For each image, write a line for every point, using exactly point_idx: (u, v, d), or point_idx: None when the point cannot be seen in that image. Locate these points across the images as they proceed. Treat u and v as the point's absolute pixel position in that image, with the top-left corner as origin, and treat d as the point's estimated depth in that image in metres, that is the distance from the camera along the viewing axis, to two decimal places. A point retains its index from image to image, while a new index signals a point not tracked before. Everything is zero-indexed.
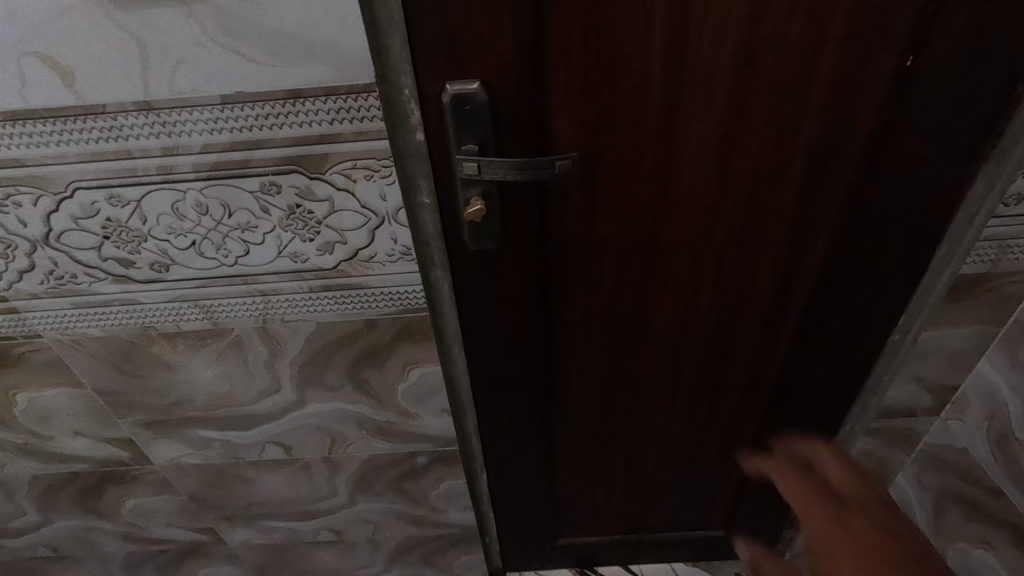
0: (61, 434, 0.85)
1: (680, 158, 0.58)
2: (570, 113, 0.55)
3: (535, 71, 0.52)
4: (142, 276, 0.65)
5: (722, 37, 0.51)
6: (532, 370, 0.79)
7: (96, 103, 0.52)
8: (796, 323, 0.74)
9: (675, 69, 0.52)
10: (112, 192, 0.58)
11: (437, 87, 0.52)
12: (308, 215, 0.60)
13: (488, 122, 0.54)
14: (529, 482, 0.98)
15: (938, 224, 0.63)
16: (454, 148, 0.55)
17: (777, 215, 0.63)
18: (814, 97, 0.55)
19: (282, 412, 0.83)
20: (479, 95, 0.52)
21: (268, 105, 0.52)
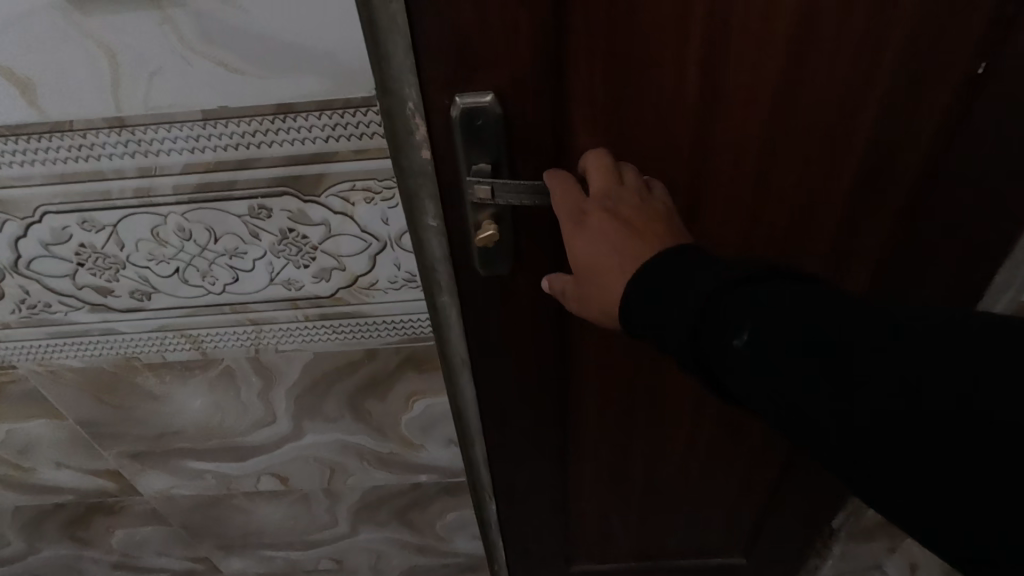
0: (44, 464, 0.80)
1: (714, 172, 0.52)
2: (593, 125, 0.48)
3: (555, 81, 0.45)
4: (121, 305, 0.60)
5: (769, 37, 0.44)
6: (547, 403, 0.72)
7: (63, 119, 0.46)
8: None
9: (713, 73, 0.46)
10: (84, 216, 0.52)
11: (444, 100, 0.44)
12: (302, 240, 0.54)
13: (503, 139, 0.46)
14: (541, 518, 0.92)
15: (1003, 249, 0.57)
16: (464, 169, 0.47)
17: (819, 234, 0.57)
18: (870, 104, 0.48)
19: (277, 443, 0.77)
20: (493, 109, 0.45)
21: (255, 121, 0.46)
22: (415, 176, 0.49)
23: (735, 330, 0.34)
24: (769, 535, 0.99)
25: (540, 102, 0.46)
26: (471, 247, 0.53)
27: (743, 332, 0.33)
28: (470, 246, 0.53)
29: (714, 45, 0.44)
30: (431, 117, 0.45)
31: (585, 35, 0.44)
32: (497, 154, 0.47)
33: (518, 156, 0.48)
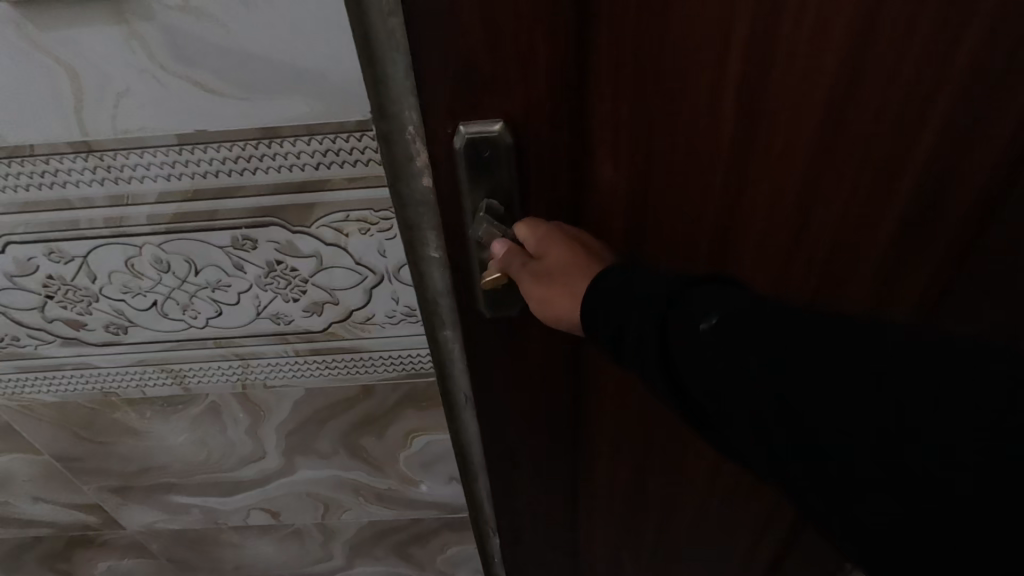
0: (21, 498, 0.75)
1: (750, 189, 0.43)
2: (612, 138, 0.41)
3: (576, 109, 0.39)
4: (96, 339, 0.55)
5: (827, 36, 0.36)
6: (557, 446, 0.67)
7: (23, 143, 0.41)
8: None
9: (758, 73, 0.37)
10: (52, 246, 0.47)
11: (447, 128, 0.38)
12: (291, 272, 0.49)
13: (514, 170, 0.41)
14: (549, 560, 0.86)
15: None
16: (470, 207, 0.42)
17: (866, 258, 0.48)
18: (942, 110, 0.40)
19: (268, 479, 0.73)
20: (503, 140, 0.39)
21: (237, 146, 0.42)
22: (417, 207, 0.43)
23: (696, 317, 0.30)
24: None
25: (557, 132, 0.40)
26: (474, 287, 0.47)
27: (705, 319, 0.30)
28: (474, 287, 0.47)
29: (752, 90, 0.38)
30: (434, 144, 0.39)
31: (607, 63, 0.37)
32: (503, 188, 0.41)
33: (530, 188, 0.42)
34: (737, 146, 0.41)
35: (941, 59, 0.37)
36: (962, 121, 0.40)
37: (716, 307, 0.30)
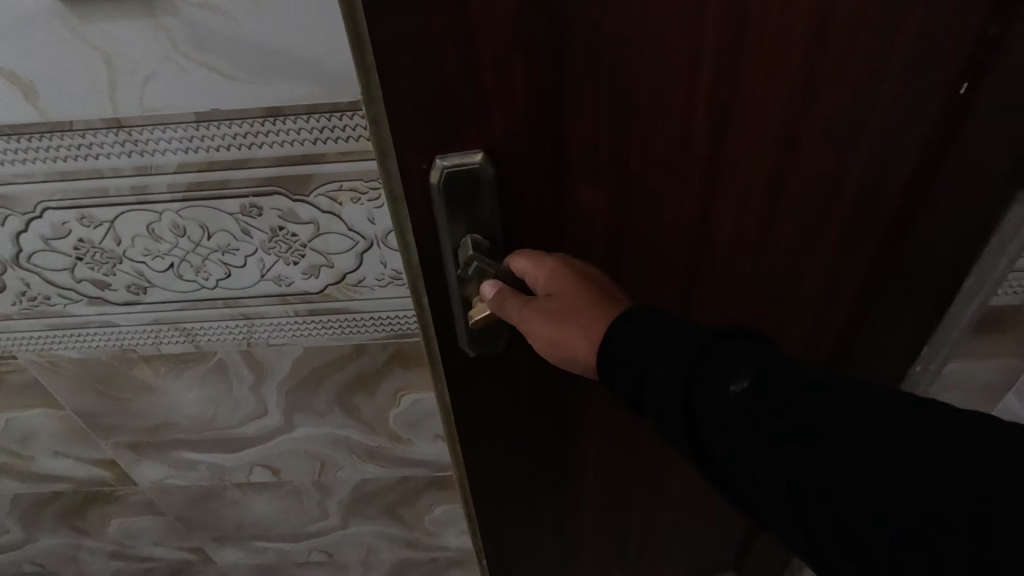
0: (43, 453, 0.82)
1: (724, 172, 0.50)
2: (598, 127, 0.46)
3: (555, 117, 0.45)
4: (118, 299, 0.62)
5: (785, 38, 0.42)
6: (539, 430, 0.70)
7: (63, 120, 0.48)
8: (831, 342, 0.67)
9: (727, 70, 0.43)
10: (84, 212, 0.54)
11: (422, 164, 0.46)
12: (292, 238, 0.56)
13: (492, 185, 0.48)
14: (534, 547, 0.88)
15: (969, 250, 0.58)
16: (444, 226, 0.48)
17: (826, 230, 0.55)
18: (883, 96, 0.46)
19: (269, 435, 0.79)
20: (479, 164, 0.46)
21: (246, 123, 0.49)
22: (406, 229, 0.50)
23: (733, 377, 0.35)
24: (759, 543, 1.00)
25: (547, 124, 0.45)
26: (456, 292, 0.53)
27: (741, 380, 0.35)
28: (457, 292, 0.53)
29: (720, 154, 0.49)
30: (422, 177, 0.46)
31: (587, 120, 0.46)
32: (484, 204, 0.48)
33: (508, 200, 0.50)
34: (713, 135, 0.47)
35: (879, 49, 0.44)
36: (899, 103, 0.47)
37: (746, 369, 0.35)
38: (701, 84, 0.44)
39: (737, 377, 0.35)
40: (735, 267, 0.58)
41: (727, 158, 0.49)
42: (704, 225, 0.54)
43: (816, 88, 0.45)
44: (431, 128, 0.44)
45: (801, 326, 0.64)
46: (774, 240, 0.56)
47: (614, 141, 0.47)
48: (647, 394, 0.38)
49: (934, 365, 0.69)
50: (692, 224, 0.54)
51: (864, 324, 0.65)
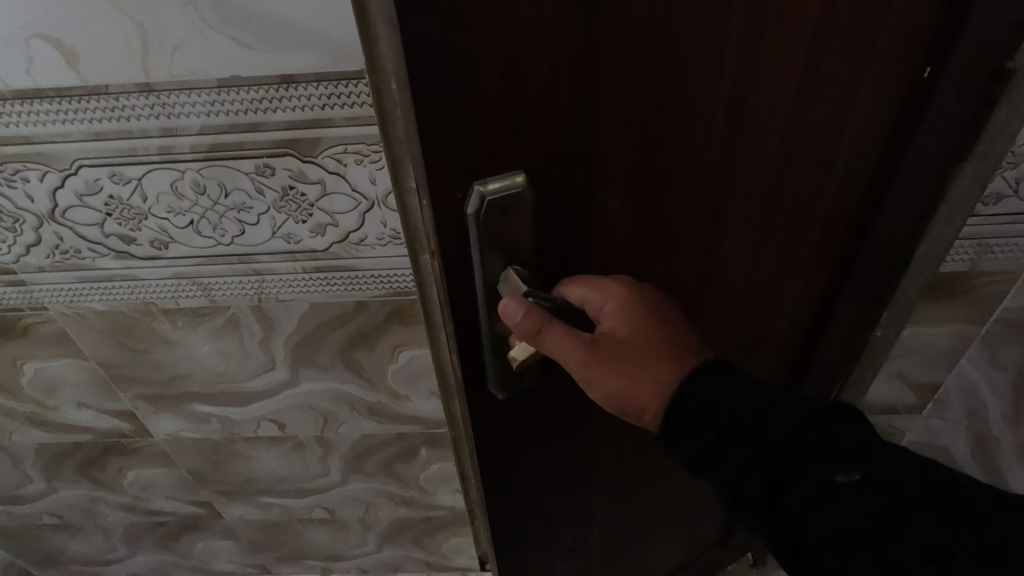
0: (67, 404, 0.89)
1: (738, 169, 0.51)
2: (626, 132, 0.45)
3: (583, 122, 0.43)
4: (142, 253, 0.68)
5: (795, 32, 0.44)
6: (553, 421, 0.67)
7: (100, 84, 0.54)
8: (809, 315, 0.71)
9: (745, 66, 0.44)
10: (114, 170, 0.60)
11: (458, 195, 0.43)
12: (301, 197, 0.62)
13: (529, 205, 0.45)
14: (544, 544, 0.84)
15: (923, 219, 0.63)
16: (479, 248, 0.45)
17: (817, 214, 0.59)
18: (869, 83, 0.50)
19: (276, 390, 0.85)
20: (518, 185, 0.44)
21: (263, 90, 0.54)
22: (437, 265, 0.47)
23: (846, 468, 0.44)
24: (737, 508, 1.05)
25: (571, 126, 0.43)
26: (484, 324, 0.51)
27: (848, 473, 0.44)
28: (486, 324, 0.51)
29: (733, 158, 0.50)
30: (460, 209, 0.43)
31: (614, 137, 0.45)
32: (521, 233, 0.46)
33: (543, 218, 0.48)
34: (731, 135, 0.49)
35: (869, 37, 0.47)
36: (882, 90, 0.51)
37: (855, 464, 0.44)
38: (720, 95, 0.45)
39: (845, 465, 0.44)
40: (739, 272, 0.61)
41: (737, 168, 0.51)
42: (715, 234, 0.56)
43: (811, 98, 0.48)
44: (472, 160, 0.42)
45: (792, 305, 0.68)
46: (771, 247, 0.60)
47: (643, 147, 0.47)
48: (735, 450, 0.48)
49: (891, 329, 0.75)
50: (703, 241, 0.56)
51: (841, 297, 0.69)
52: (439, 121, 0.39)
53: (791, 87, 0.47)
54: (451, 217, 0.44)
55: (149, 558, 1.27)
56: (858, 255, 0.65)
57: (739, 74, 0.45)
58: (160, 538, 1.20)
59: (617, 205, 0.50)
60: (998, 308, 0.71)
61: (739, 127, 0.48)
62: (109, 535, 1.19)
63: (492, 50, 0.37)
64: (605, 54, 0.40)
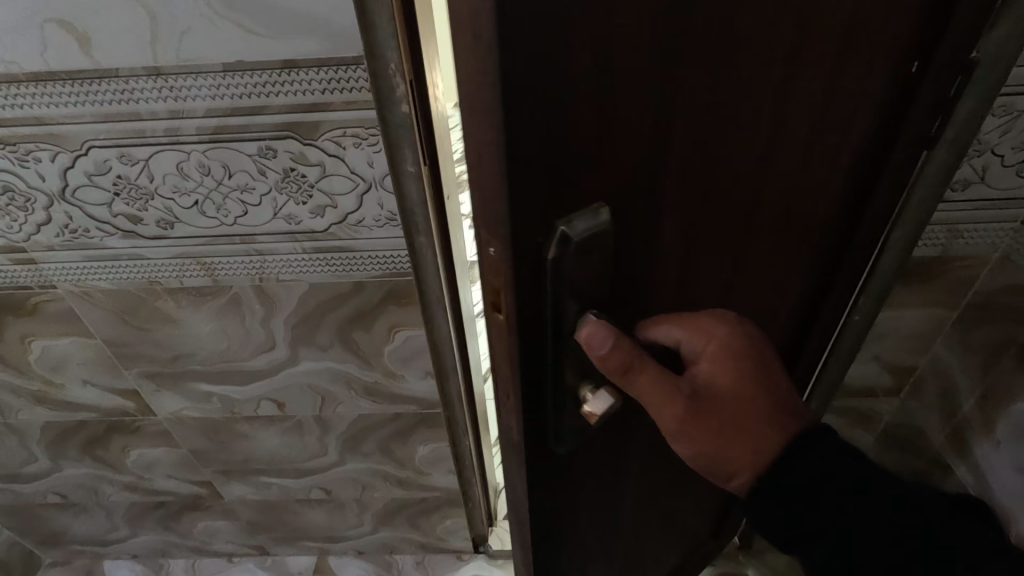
0: (72, 382, 0.92)
1: (774, 161, 0.52)
2: (690, 136, 0.43)
3: (654, 132, 0.41)
4: (148, 233, 0.71)
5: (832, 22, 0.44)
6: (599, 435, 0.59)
7: (111, 67, 0.57)
8: (798, 304, 0.72)
9: (792, 57, 0.44)
10: (123, 151, 0.63)
11: (540, 237, 0.39)
12: (301, 178, 0.65)
13: (609, 236, 0.42)
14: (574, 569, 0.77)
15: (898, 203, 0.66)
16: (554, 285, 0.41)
17: (821, 201, 0.61)
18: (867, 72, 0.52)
19: (276, 370, 0.88)
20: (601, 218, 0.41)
21: (265, 74, 0.57)
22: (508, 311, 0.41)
23: None
24: (726, 495, 1.08)
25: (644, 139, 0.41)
26: (550, 363, 0.46)
27: None
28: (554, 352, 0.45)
29: (770, 151, 0.50)
30: (538, 252, 0.39)
31: (679, 143, 0.43)
32: (595, 271, 0.43)
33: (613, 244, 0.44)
34: (773, 128, 0.49)
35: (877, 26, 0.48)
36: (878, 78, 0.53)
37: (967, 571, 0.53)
38: (769, 90, 0.45)
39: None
40: (760, 265, 0.61)
41: (772, 160, 0.51)
42: (745, 230, 0.56)
43: (833, 87, 0.50)
44: (551, 199, 0.38)
45: (794, 292, 0.70)
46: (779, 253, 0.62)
47: (700, 149, 0.45)
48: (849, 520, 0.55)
49: (868, 314, 0.78)
50: (726, 256, 0.57)
51: (822, 281, 0.72)
52: (532, 151, 0.34)
53: (819, 78, 0.48)
54: (528, 264, 0.39)
55: (150, 538, 1.30)
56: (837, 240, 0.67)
57: (785, 79, 0.46)
58: (161, 517, 1.23)
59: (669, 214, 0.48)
60: (968, 291, 0.75)
61: (770, 140, 0.49)
62: (110, 515, 1.22)
63: (589, 65, 0.34)
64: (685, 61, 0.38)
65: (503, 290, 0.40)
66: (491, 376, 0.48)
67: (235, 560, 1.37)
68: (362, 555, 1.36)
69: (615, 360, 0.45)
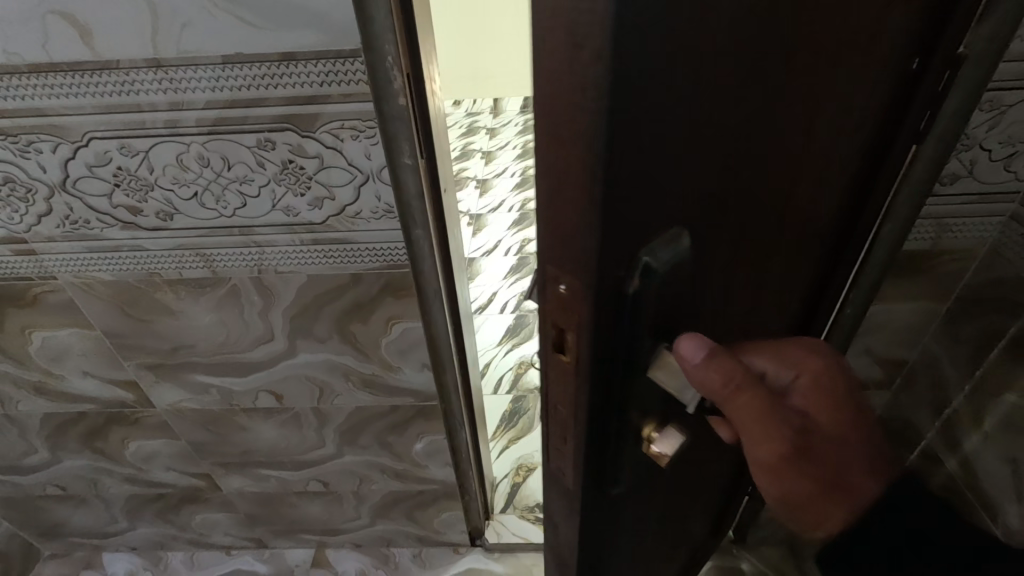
0: (72, 373, 0.92)
1: (805, 169, 0.51)
2: (745, 152, 0.42)
3: (721, 155, 0.40)
4: (148, 224, 0.72)
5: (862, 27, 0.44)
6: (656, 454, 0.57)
7: (112, 59, 0.58)
8: (800, 304, 0.72)
9: (829, 68, 0.44)
10: (123, 142, 0.64)
11: (620, 272, 0.37)
12: (300, 170, 0.66)
13: (683, 259, 0.41)
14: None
15: (893, 201, 0.67)
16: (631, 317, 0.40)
17: (831, 202, 0.61)
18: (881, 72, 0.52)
19: (274, 361, 0.89)
20: (679, 243, 0.40)
21: (264, 66, 0.58)
22: (578, 336, 0.40)
23: None
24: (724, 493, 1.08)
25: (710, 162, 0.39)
26: (621, 384, 0.44)
27: None
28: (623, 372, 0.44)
29: (803, 159, 0.50)
30: (618, 289, 0.38)
31: (735, 161, 0.42)
32: (665, 295, 0.42)
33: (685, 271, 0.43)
34: (808, 137, 0.48)
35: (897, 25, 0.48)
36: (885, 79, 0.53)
37: None
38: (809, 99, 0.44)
39: None
40: (780, 269, 0.61)
41: (805, 168, 0.51)
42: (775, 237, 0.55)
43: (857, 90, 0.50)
44: (635, 235, 0.37)
45: (801, 292, 0.70)
46: (794, 269, 0.63)
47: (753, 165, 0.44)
48: None
49: (859, 307, 0.79)
50: (760, 270, 0.57)
51: (821, 279, 0.72)
52: (621, 186, 0.33)
53: (848, 83, 0.48)
54: (607, 302, 0.38)
55: (149, 530, 1.30)
56: (835, 237, 0.68)
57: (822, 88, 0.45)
58: (159, 509, 1.24)
59: (722, 233, 0.47)
60: (957, 284, 0.76)
61: (806, 149, 0.49)
62: (109, 507, 1.23)
63: (671, 91, 0.32)
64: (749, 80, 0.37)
65: (576, 325, 0.39)
66: (554, 395, 0.46)
67: (233, 553, 1.38)
68: (359, 548, 1.37)
69: (715, 381, 0.45)
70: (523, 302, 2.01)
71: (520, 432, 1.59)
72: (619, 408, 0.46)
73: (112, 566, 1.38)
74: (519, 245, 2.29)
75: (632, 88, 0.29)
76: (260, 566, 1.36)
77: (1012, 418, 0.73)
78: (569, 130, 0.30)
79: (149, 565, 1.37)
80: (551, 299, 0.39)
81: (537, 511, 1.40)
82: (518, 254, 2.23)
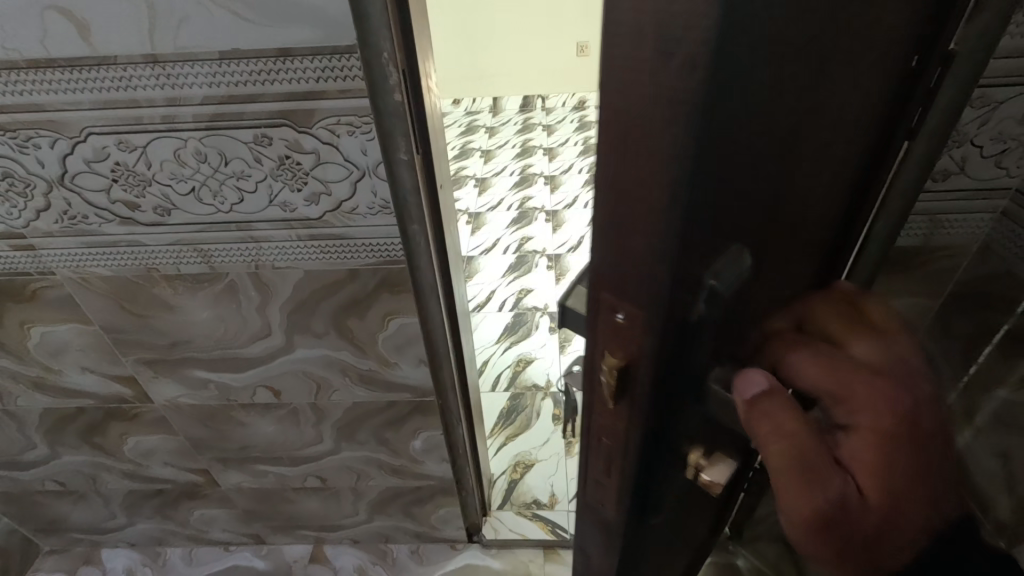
0: (70, 368, 0.93)
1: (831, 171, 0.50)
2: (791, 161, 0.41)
3: (772, 167, 0.39)
4: (146, 219, 0.72)
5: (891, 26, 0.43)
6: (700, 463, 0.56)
7: (109, 54, 0.58)
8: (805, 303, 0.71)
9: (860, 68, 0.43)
10: (121, 138, 0.64)
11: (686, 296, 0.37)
12: (296, 166, 0.66)
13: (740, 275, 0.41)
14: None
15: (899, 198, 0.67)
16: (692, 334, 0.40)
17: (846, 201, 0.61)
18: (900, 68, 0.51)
19: (272, 356, 0.90)
20: (738, 260, 0.40)
21: (260, 62, 0.59)
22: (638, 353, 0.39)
23: None
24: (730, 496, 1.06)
25: (763, 174, 0.38)
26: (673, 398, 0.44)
27: None
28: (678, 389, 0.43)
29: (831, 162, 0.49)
30: (682, 314, 0.37)
31: (781, 171, 0.41)
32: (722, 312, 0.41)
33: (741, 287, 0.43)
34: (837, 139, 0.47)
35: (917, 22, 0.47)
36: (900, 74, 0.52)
37: None
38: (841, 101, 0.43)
39: None
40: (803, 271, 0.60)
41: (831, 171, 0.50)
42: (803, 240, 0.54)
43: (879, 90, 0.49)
44: (701, 260, 0.36)
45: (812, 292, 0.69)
46: (818, 276, 0.64)
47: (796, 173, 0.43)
48: None
49: None
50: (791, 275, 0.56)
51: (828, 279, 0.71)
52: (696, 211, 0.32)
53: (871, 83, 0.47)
54: (670, 334, 0.38)
55: (148, 526, 1.31)
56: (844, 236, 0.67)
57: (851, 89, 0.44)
58: (158, 505, 1.24)
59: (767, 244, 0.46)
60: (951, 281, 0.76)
61: (834, 151, 0.48)
62: (108, 503, 1.24)
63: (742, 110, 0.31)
64: (798, 89, 0.36)
65: (638, 357, 0.40)
66: (603, 405, 0.46)
67: (231, 549, 1.39)
68: (357, 545, 1.37)
69: (769, 433, 0.44)
70: (522, 299, 2.02)
71: (517, 429, 1.60)
72: (670, 428, 0.48)
73: (111, 562, 1.38)
74: (518, 243, 2.29)
75: (716, 116, 0.28)
76: (258, 562, 1.36)
77: (1003, 412, 0.73)
78: (646, 165, 0.29)
79: (147, 561, 1.38)
80: (606, 330, 0.40)
81: (534, 508, 1.41)
82: (518, 253, 2.24)
